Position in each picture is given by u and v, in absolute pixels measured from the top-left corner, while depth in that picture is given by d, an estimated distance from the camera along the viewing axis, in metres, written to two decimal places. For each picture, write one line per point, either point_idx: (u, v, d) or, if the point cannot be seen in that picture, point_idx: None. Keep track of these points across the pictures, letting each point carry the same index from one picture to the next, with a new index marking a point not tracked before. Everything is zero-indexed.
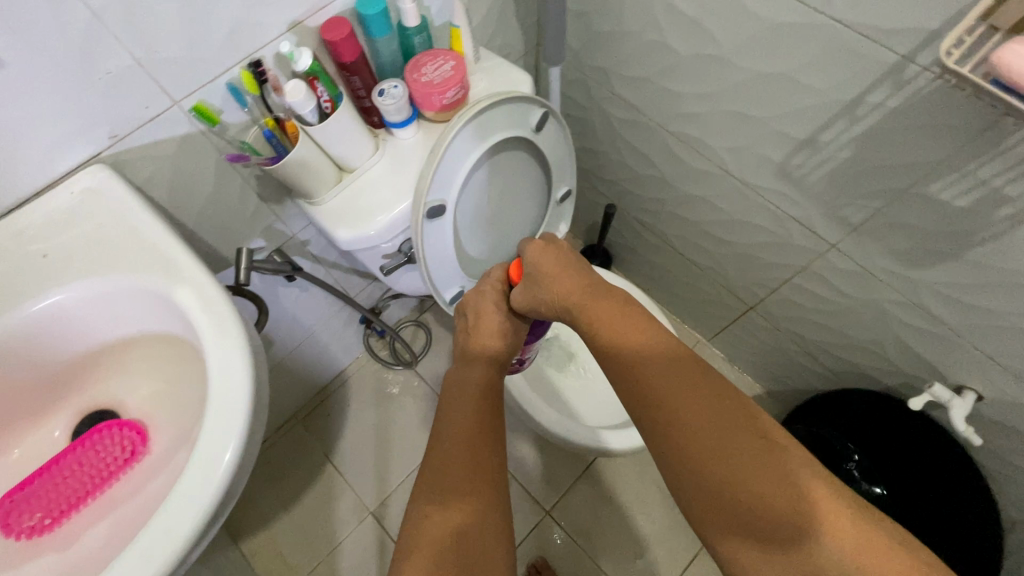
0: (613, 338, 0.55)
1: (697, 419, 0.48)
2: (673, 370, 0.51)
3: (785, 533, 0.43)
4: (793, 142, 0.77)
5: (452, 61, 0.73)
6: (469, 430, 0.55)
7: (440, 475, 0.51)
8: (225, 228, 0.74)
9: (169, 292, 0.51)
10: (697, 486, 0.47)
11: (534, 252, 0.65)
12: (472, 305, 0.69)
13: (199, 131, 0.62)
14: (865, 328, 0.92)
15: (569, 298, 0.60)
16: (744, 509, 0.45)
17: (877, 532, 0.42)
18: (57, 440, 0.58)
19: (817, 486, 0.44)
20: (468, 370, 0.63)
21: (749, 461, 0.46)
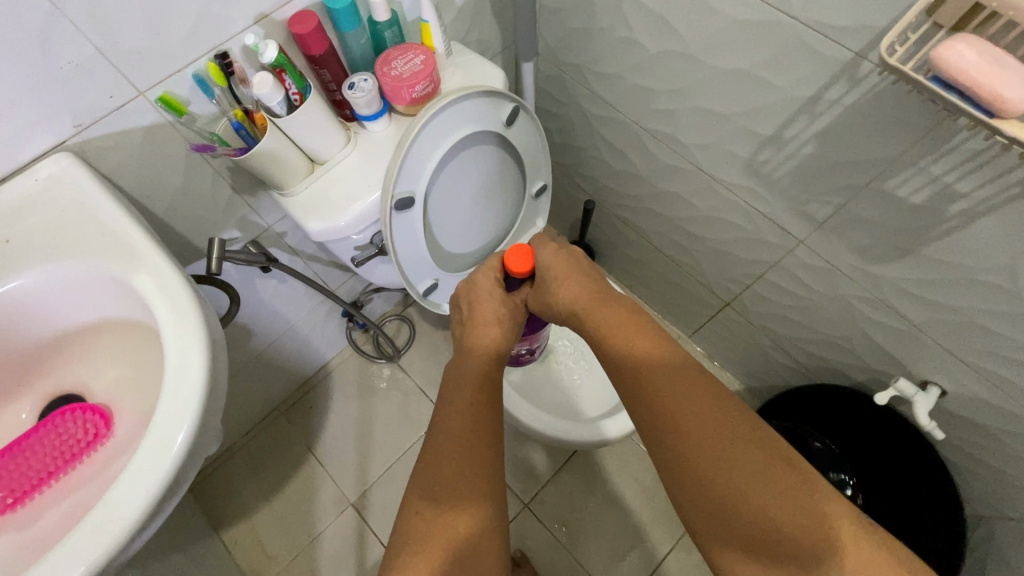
0: (620, 345, 0.58)
1: (701, 429, 0.50)
2: (680, 379, 0.53)
3: (787, 546, 0.44)
4: (758, 138, 0.78)
5: (422, 56, 0.75)
6: (467, 424, 0.55)
7: (442, 474, 0.52)
8: (197, 218, 0.76)
9: (129, 278, 0.52)
10: (699, 496, 0.48)
11: (547, 257, 0.69)
12: (474, 291, 0.69)
13: (166, 121, 0.63)
14: (834, 323, 0.94)
15: (579, 305, 0.63)
16: (746, 522, 0.46)
17: (881, 553, 0.43)
18: (24, 422, 0.59)
19: (819, 501, 0.45)
20: (468, 357, 0.63)
21: (750, 473, 0.47)
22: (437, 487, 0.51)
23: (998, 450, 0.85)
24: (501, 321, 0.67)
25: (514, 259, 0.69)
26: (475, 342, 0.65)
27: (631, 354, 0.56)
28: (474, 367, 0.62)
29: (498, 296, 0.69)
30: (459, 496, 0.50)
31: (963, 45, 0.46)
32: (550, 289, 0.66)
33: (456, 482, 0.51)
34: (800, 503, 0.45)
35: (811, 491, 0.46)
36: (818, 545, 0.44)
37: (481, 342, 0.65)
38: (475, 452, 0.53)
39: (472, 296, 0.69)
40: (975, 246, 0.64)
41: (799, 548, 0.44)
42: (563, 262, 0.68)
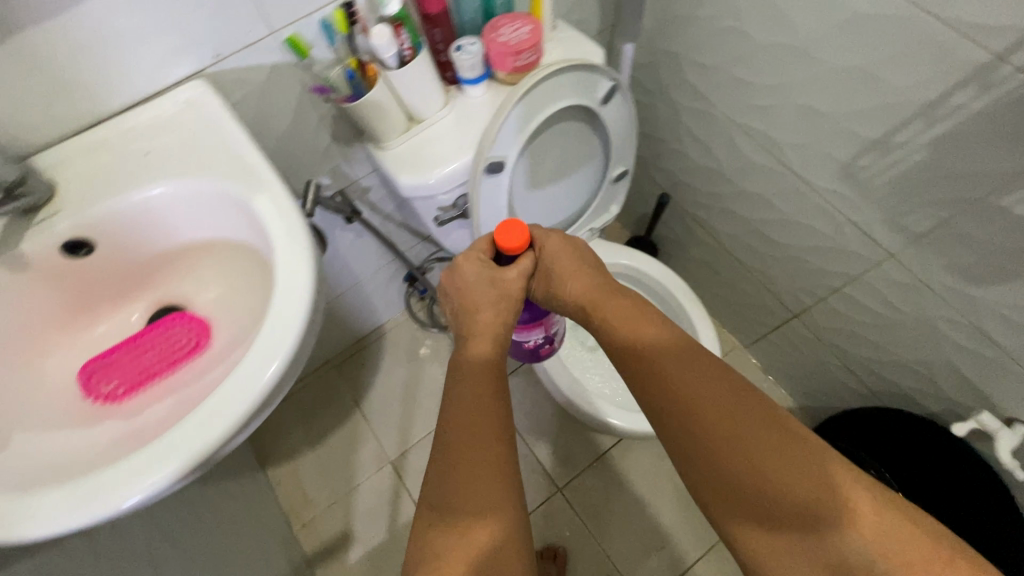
0: (628, 335, 0.55)
1: (712, 413, 0.49)
2: (692, 363, 0.52)
3: (805, 520, 0.44)
4: (862, 142, 0.75)
5: (529, 25, 0.76)
6: (488, 422, 0.50)
7: (456, 474, 0.48)
8: (298, 161, 0.79)
9: (248, 199, 0.55)
10: (718, 484, 0.47)
11: (553, 242, 0.61)
12: (467, 275, 0.60)
13: (289, 62, 0.66)
14: (914, 347, 0.89)
15: (585, 296, 0.59)
16: (769, 505, 0.45)
17: (898, 518, 0.43)
18: (133, 323, 0.64)
19: (834, 470, 0.45)
20: (472, 347, 0.57)
21: (765, 451, 0.47)
22: (452, 490, 0.47)
23: None
24: (502, 309, 0.59)
25: (506, 235, 0.58)
26: (475, 330, 0.58)
27: (646, 341, 0.54)
28: (480, 357, 0.56)
29: (498, 281, 0.59)
30: (477, 498, 0.47)
31: None
32: (556, 279, 0.61)
33: (476, 485, 0.47)
34: (822, 478, 0.45)
35: (831, 464, 0.46)
36: (842, 520, 0.43)
37: (485, 331, 0.58)
38: (489, 452, 0.49)
39: (467, 282, 0.60)
40: None
41: (825, 525, 0.44)
42: (570, 248, 0.62)
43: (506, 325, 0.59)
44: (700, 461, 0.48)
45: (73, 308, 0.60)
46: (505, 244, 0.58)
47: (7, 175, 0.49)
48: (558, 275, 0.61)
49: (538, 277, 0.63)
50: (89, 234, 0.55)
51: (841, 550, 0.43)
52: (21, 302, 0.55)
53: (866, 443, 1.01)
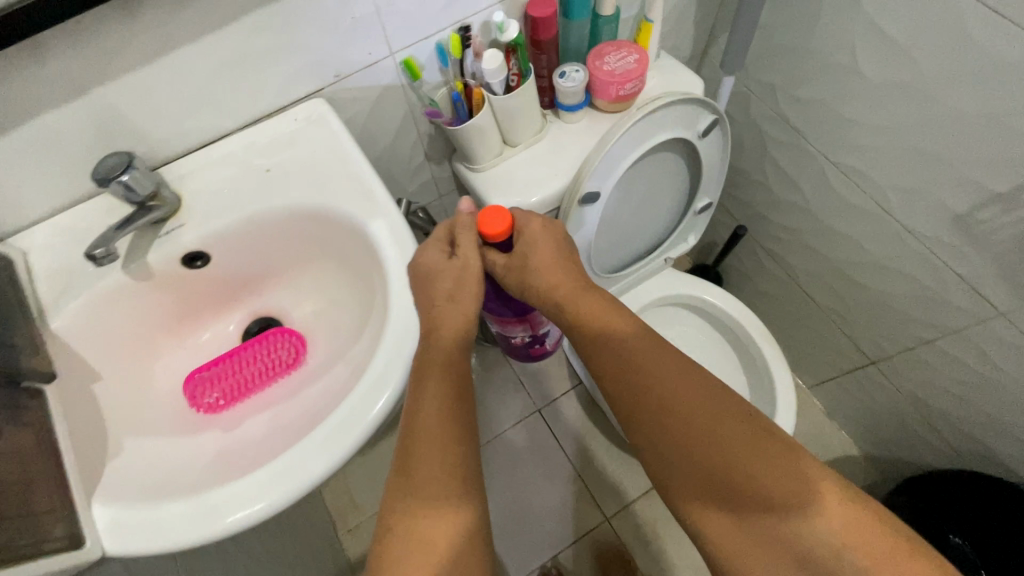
0: (605, 332, 0.57)
1: (691, 411, 0.51)
2: (668, 362, 0.54)
3: (777, 511, 0.47)
4: (984, 194, 0.71)
5: (636, 54, 0.74)
6: (450, 431, 0.47)
7: (415, 489, 0.44)
8: (391, 177, 0.80)
9: (365, 222, 0.55)
10: (700, 489, 0.49)
11: (534, 226, 0.61)
12: (428, 264, 0.53)
13: (400, 83, 0.67)
14: (1016, 409, 0.84)
15: (560, 288, 0.58)
16: (746, 505, 0.47)
17: (863, 510, 0.46)
18: (230, 334, 0.65)
19: (808, 468, 0.47)
20: (427, 343, 0.51)
21: (741, 447, 0.49)
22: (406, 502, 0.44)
23: None
24: (461, 301, 0.53)
25: (492, 219, 0.56)
26: (435, 325, 0.51)
27: (625, 348, 0.55)
28: (440, 354, 0.50)
29: (462, 269, 0.54)
30: (441, 513, 0.44)
31: None
32: (532, 269, 0.59)
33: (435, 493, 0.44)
34: (796, 475, 0.47)
35: (798, 459, 0.48)
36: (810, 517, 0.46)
37: (442, 325, 0.51)
38: (450, 457, 0.46)
39: (427, 271, 0.53)
40: None
41: (803, 521, 0.46)
42: (550, 235, 0.61)
43: (467, 316, 0.53)
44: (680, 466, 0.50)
45: (180, 314, 0.61)
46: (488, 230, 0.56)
47: (143, 187, 0.50)
48: (534, 267, 0.59)
49: (513, 267, 0.60)
50: (207, 245, 0.56)
51: (809, 537, 0.45)
52: (136, 306, 0.56)
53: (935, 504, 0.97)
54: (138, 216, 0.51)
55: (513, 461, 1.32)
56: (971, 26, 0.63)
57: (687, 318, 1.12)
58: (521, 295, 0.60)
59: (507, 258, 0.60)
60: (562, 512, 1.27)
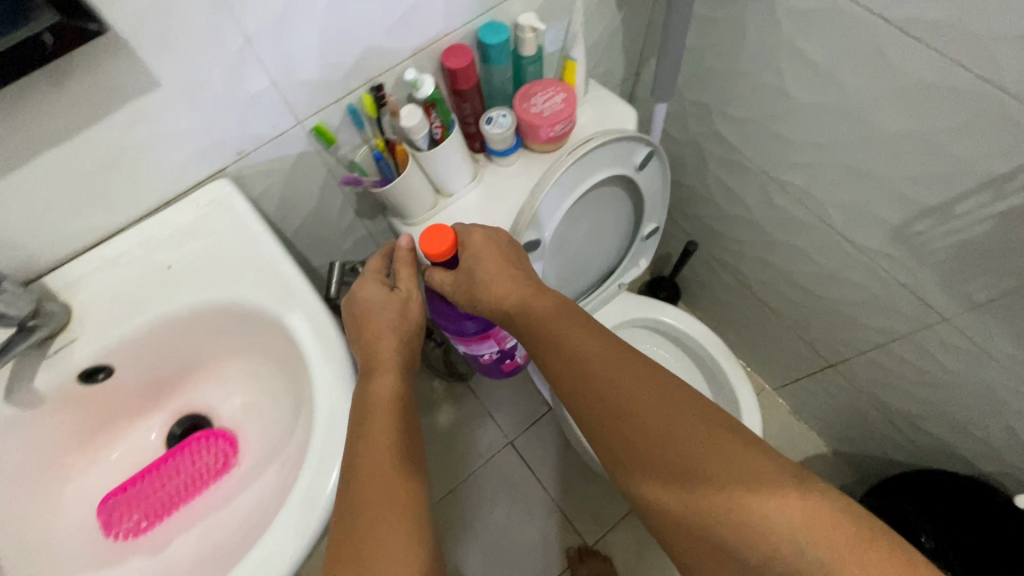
0: (553, 335, 0.57)
1: (641, 411, 0.51)
2: (619, 365, 0.54)
3: (733, 507, 0.44)
4: (917, 207, 0.72)
5: (563, 93, 0.71)
6: (393, 456, 0.45)
7: (359, 517, 0.41)
8: (320, 238, 0.75)
9: (282, 315, 0.52)
10: (651, 477, 0.49)
11: (475, 240, 0.62)
12: (366, 298, 0.56)
13: (314, 149, 0.62)
14: (967, 407, 0.86)
15: (507, 299, 0.59)
16: (693, 491, 0.46)
17: (821, 502, 0.43)
18: (152, 442, 0.59)
19: (760, 461, 0.46)
20: (376, 376, 0.51)
21: (691, 442, 0.48)
22: (353, 521, 0.41)
23: None
24: (405, 328, 0.56)
25: (432, 241, 0.61)
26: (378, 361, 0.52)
27: (568, 345, 0.56)
28: (387, 392, 0.49)
29: (405, 300, 0.57)
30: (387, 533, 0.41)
31: None
32: (477, 281, 0.60)
33: (381, 509, 0.42)
34: (737, 460, 0.46)
35: (749, 454, 0.46)
36: (757, 498, 0.44)
37: (386, 355, 0.53)
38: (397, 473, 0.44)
39: (365, 305, 0.56)
40: None
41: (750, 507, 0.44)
42: (494, 247, 0.62)
43: (411, 339, 0.57)
44: (629, 456, 0.51)
45: (91, 430, 0.56)
46: (429, 253, 0.60)
47: (20, 309, 0.45)
48: (481, 279, 0.60)
49: (461, 283, 0.62)
50: (108, 359, 0.51)
51: (767, 533, 0.43)
52: (35, 436, 0.51)
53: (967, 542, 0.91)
54: (19, 340, 0.46)
55: (490, 499, 1.28)
56: (889, 48, 0.62)
57: (651, 340, 1.10)
58: (473, 307, 0.62)
59: (455, 277, 0.62)
60: (543, 545, 1.24)
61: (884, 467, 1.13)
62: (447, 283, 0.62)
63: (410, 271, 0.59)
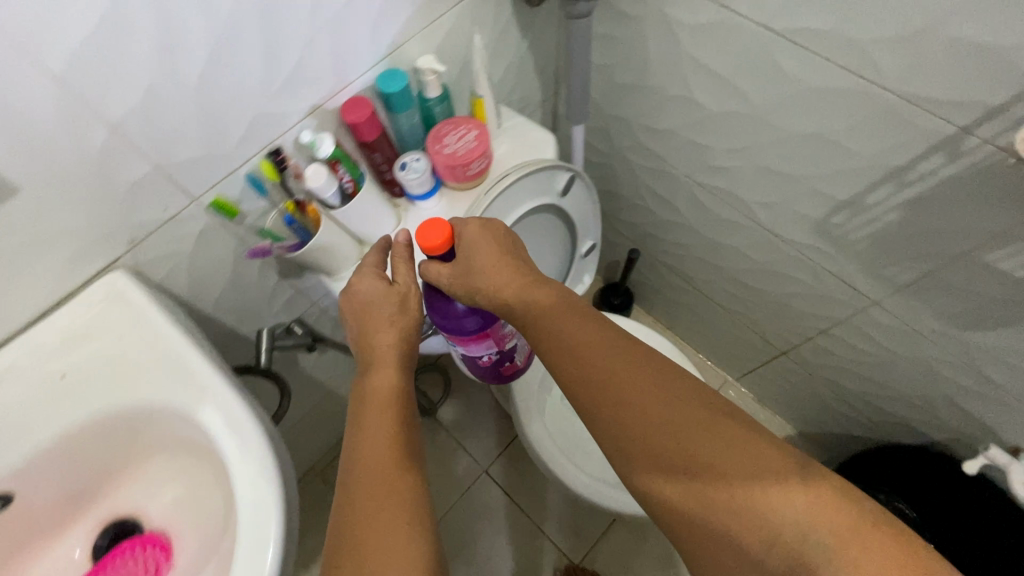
0: (551, 325, 0.50)
1: (648, 399, 0.45)
2: (623, 351, 0.48)
3: (740, 496, 0.41)
4: (833, 202, 0.73)
5: (475, 130, 0.70)
6: (389, 455, 0.46)
7: (357, 526, 0.42)
8: (243, 306, 0.72)
9: (192, 412, 0.50)
10: (654, 469, 0.44)
11: (472, 230, 0.55)
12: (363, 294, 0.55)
13: (217, 223, 0.60)
14: (909, 382, 0.88)
15: (505, 290, 0.52)
16: (704, 483, 0.42)
17: (831, 491, 0.40)
18: (77, 560, 0.55)
19: (767, 447, 0.42)
20: (373, 375, 0.52)
21: (698, 430, 0.43)
22: (350, 522, 0.43)
23: None
24: (402, 328, 0.55)
25: (429, 232, 0.53)
26: (376, 357, 0.53)
27: (568, 337, 0.49)
28: (383, 390, 0.51)
29: (403, 296, 0.56)
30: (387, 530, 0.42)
31: None
32: (474, 272, 0.52)
33: (375, 510, 0.43)
34: (744, 448, 0.42)
35: (757, 440, 0.42)
36: (765, 488, 0.40)
37: (383, 354, 0.53)
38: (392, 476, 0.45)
39: (364, 302, 0.56)
40: None
41: (766, 502, 0.40)
42: (493, 237, 0.55)
43: (409, 336, 0.55)
44: (633, 448, 0.45)
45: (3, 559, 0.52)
46: (424, 244, 0.53)
47: None
48: (478, 269, 0.53)
49: (458, 275, 0.53)
50: (9, 484, 0.49)
51: (777, 523, 0.39)
52: None
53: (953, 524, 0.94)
54: None
55: (472, 532, 1.26)
56: (779, 57, 0.64)
57: None
58: (471, 301, 0.53)
59: (449, 267, 0.54)
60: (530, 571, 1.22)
61: (848, 443, 1.16)
62: (443, 274, 0.53)
63: (408, 268, 0.57)
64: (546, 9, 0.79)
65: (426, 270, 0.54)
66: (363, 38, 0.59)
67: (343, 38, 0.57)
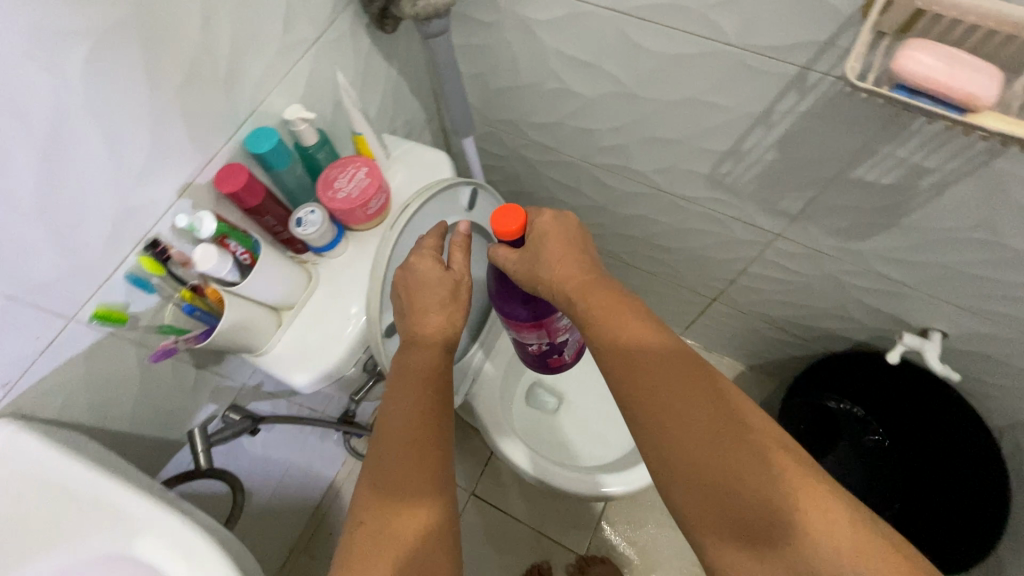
0: (607, 336, 0.50)
1: (696, 413, 0.45)
2: (673, 364, 0.47)
3: (783, 535, 0.41)
4: (716, 154, 0.78)
5: (364, 167, 0.68)
6: (416, 434, 0.52)
7: (381, 495, 0.50)
8: (163, 409, 0.67)
9: (129, 547, 0.49)
10: (696, 487, 0.44)
11: (544, 221, 0.56)
12: (419, 274, 0.60)
13: (107, 334, 0.55)
14: (825, 297, 0.96)
15: (571, 289, 0.52)
16: (751, 515, 0.42)
17: (877, 537, 0.41)
18: None
19: (818, 487, 0.42)
20: (417, 350, 0.58)
21: (748, 457, 0.43)
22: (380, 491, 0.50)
23: (1002, 373, 0.89)
24: (450, 309, 0.60)
25: (503, 219, 0.55)
26: (421, 337, 0.59)
27: (624, 353, 0.49)
28: (423, 367, 0.57)
29: (455, 283, 0.60)
30: (416, 519, 0.49)
31: (922, 54, 0.45)
32: (540, 264, 0.54)
33: (404, 487, 0.50)
34: (793, 484, 0.42)
35: (805, 475, 0.43)
36: (813, 526, 0.41)
37: (428, 332, 0.59)
38: (423, 454, 0.52)
39: (416, 280, 0.60)
40: (952, 211, 0.67)
41: (802, 535, 0.41)
42: (564, 232, 0.56)
43: (454, 325, 0.61)
44: (676, 457, 0.45)
45: None
46: (497, 229, 0.55)
47: None
48: (545, 261, 0.54)
49: (526, 263, 0.55)
50: None
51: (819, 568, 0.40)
52: None
53: (894, 416, 1.10)
54: None
55: (475, 558, 1.24)
56: (633, 34, 0.67)
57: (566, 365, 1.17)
58: (533, 288, 0.55)
59: (519, 255, 0.56)
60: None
61: (793, 364, 1.24)
62: (510, 260, 0.56)
63: (463, 253, 0.61)
64: (405, 31, 0.78)
65: (496, 254, 0.58)
66: (217, 104, 0.56)
67: (193, 109, 0.54)
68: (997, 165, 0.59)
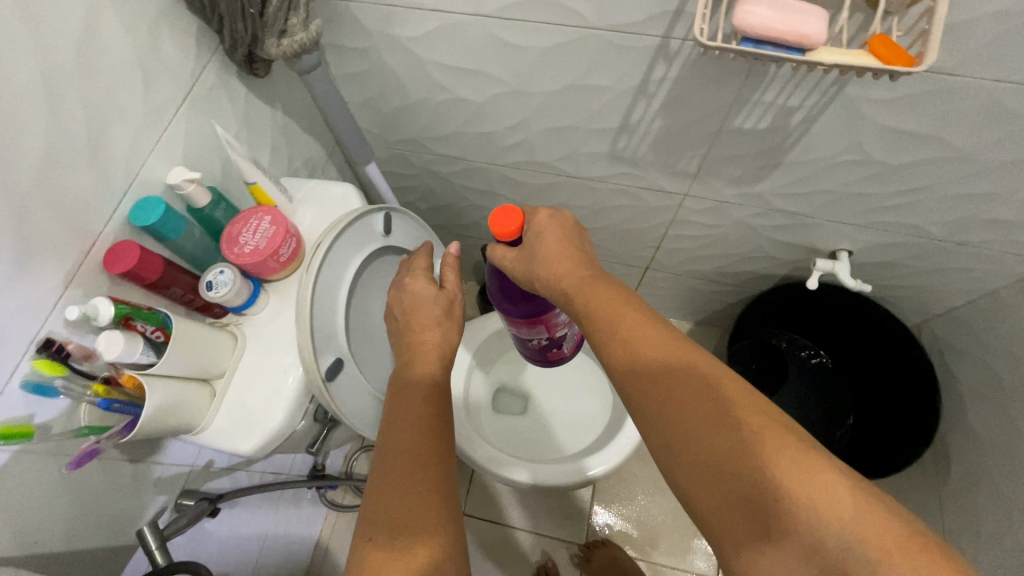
0: (599, 326, 0.50)
1: (686, 387, 0.46)
2: (664, 342, 0.48)
3: (783, 505, 0.40)
4: (610, 132, 0.81)
5: (267, 217, 0.66)
6: (414, 454, 0.52)
7: (382, 517, 0.49)
8: (101, 515, 0.62)
9: None
10: (694, 459, 0.44)
11: (540, 220, 0.56)
12: (413, 293, 0.65)
13: (14, 452, 0.51)
14: (742, 242, 1.02)
15: (568, 284, 0.53)
16: (749, 483, 0.41)
17: (875, 502, 0.39)
18: None
19: (813, 455, 0.41)
20: (416, 365, 0.60)
21: (742, 427, 0.43)
22: (383, 511, 0.49)
23: (905, 275, 0.98)
24: (444, 326, 0.63)
25: (501, 219, 0.56)
26: (421, 351, 0.61)
27: (621, 337, 0.49)
28: (422, 384, 0.58)
29: (449, 300, 0.65)
30: (422, 537, 0.47)
31: (758, 6, 0.49)
32: (539, 261, 0.55)
33: (407, 508, 0.49)
34: (788, 451, 0.41)
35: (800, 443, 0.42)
36: (812, 491, 0.40)
37: (427, 347, 0.61)
38: (429, 470, 0.51)
39: (410, 299, 0.65)
40: (825, 140, 0.73)
41: (802, 501, 0.39)
42: (560, 229, 0.56)
43: (451, 339, 0.63)
44: (671, 431, 0.45)
45: None
46: (496, 229, 0.56)
47: None
48: (545, 258, 0.54)
49: (524, 261, 0.56)
50: None
51: (819, 535, 0.39)
52: None
53: (833, 337, 1.18)
54: None
55: None
56: (503, 34, 0.69)
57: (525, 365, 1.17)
58: (530, 287, 0.56)
59: (517, 254, 0.56)
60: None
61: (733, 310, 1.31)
62: (507, 258, 0.57)
63: (454, 273, 0.67)
64: (280, 72, 0.77)
65: (494, 254, 0.58)
66: (86, 182, 0.53)
67: (57, 193, 0.50)
68: (849, 91, 0.65)
